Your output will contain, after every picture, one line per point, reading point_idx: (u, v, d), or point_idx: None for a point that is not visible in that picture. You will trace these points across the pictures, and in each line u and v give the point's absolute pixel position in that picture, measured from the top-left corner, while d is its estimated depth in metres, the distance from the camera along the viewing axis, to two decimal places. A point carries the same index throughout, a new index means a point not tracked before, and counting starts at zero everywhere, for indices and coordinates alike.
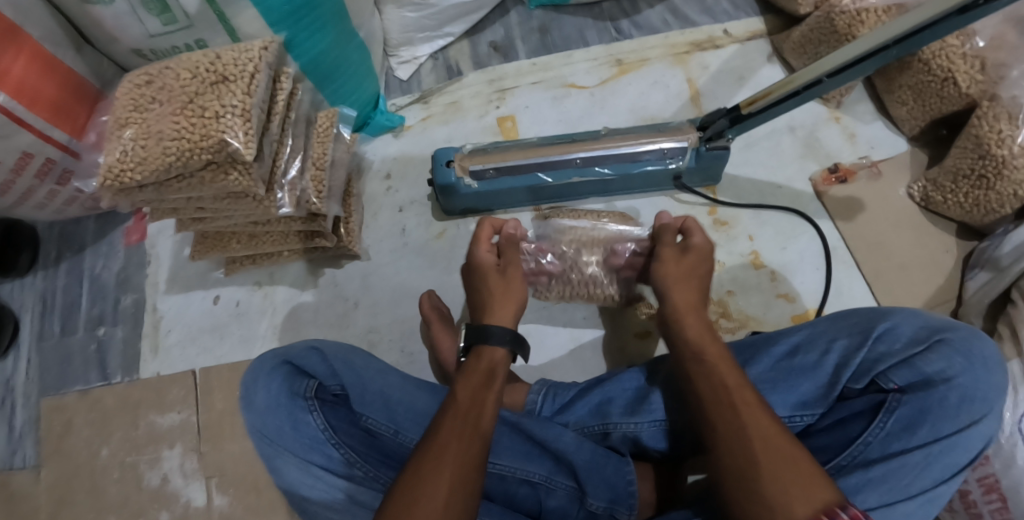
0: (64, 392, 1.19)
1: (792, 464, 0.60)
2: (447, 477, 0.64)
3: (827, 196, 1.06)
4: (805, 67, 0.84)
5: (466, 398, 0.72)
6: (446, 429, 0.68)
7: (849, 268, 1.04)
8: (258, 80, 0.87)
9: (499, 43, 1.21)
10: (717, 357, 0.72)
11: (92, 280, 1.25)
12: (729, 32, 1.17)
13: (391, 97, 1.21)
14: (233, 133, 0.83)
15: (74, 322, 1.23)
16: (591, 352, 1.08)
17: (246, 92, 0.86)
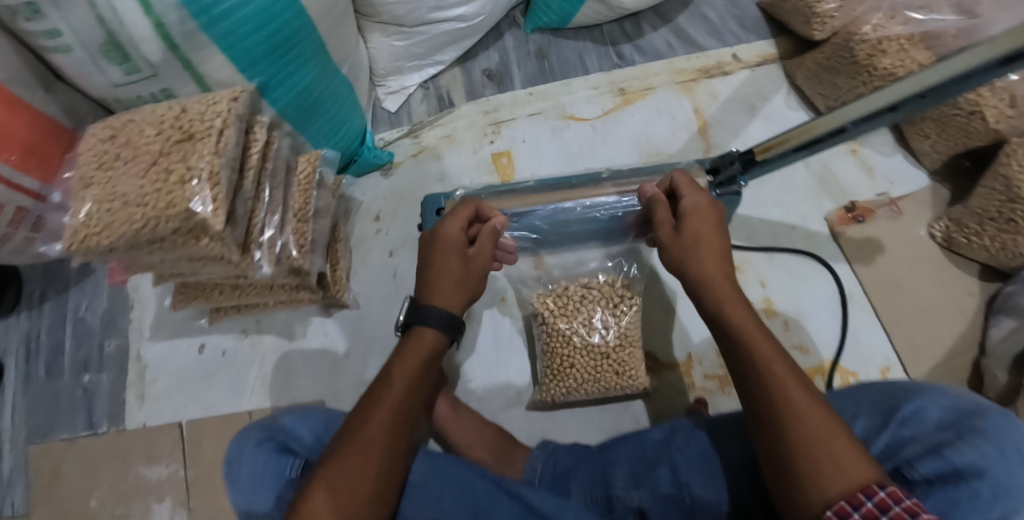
0: (52, 439, 1.15)
1: (832, 460, 0.57)
2: (370, 465, 0.64)
3: (843, 237, 1.00)
4: (828, 112, 0.78)
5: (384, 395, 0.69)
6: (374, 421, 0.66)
7: (866, 314, 0.97)
8: (227, 137, 0.81)
9: (494, 71, 1.14)
10: (749, 327, 0.67)
11: (75, 323, 1.20)
12: (738, 57, 1.10)
13: (380, 130, 1.14)
14: (198, 199, 0.77)
15: (59, 366, 1.18)
16: (594, 408, 0.97)
17: (214, 150, 0.79)
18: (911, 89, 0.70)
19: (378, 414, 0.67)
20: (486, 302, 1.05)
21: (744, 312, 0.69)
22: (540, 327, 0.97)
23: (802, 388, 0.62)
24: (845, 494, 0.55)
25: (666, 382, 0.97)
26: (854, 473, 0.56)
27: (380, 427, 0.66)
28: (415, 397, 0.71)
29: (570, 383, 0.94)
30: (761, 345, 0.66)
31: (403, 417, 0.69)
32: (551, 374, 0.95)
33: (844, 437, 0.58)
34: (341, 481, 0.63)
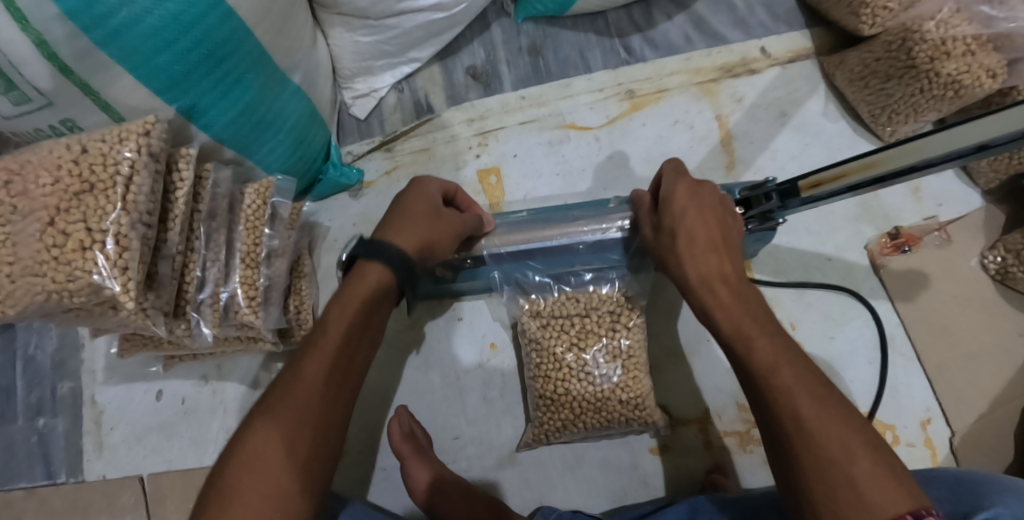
0: (8, 488, 1.00)
1: (855, 479, 0.48)
2: (296, 425, 0.59)
3: (885, 270, 0.87)
4: (898, 142, 0.60)
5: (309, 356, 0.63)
6: (305, 371, 0.61)
7: (907, 360, 0.85)
8: (137, 187, 0.66)
9: (480, 69, 0.98)
10: (736, 325, 0.58)
11: (25, 363, 1.03)
12: (767, 52, 0.94)
13: (347, 141, 0.99)
14: (98, 271, 0.63)
15: (11, 410, 1.02)
16: (597, 470, 0.84)
17: (118, 205, 0.65)
18: (1008, 125, 0.53)
19: (308, 367, 0.62)
20: (472, 347, 0.90)
21: (739, 306, 0.59)
22: (530, 347, 0.83)
23: (812, 394, 0.52)
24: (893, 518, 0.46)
25: (679, 439, 0.84)
26: (883, 492, 0.47)
27: (310, 382, 0.61)
28: (357, 349, 0.66)
29: (566, 415, 0.81)
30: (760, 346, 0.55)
31: (340, 371, 0.63)
32: (543, 404, 0.82)
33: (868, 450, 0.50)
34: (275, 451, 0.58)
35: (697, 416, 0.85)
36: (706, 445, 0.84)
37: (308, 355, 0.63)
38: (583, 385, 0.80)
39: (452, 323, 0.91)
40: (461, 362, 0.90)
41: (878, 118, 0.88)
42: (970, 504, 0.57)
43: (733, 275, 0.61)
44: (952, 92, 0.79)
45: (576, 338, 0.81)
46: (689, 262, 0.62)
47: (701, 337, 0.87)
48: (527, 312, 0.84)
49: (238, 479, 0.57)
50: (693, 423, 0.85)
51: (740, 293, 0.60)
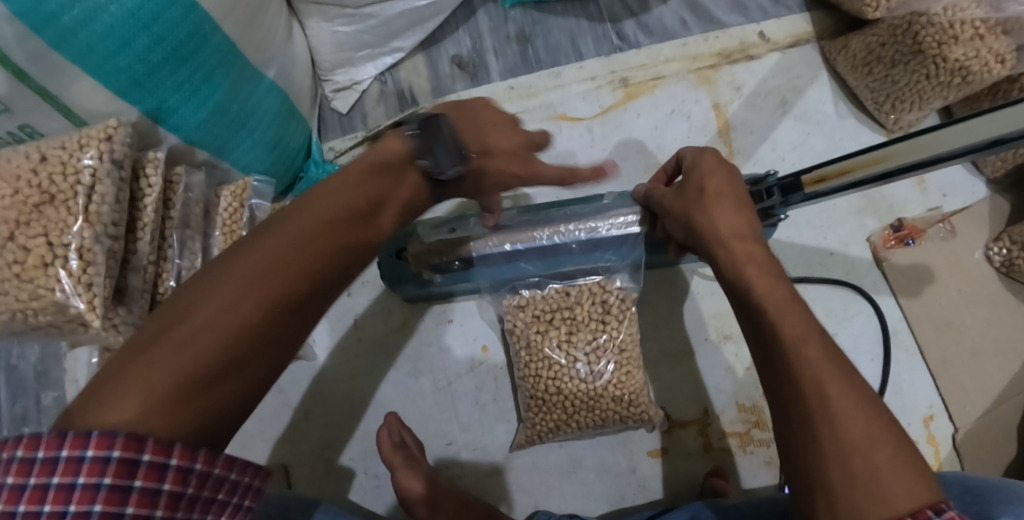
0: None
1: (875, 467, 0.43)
2: (253, 306, 0.45)
3: (888, 263, 0.84)
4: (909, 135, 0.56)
5: (295, 233, 0.48)
6: (280, 248, 0.47)
7: (910, 356, 0.83)
8: (99, 196, 0.62)
9: (466, 58, 0.93)
10: (768, 290, 0.52)
11: (6, 373, 0.99)
12: (766, 36, 0.90)
13: (329, 137, 0.94)
14: (62, 288, 0.60)
15: None
16: (594, 475, 0.82)
17: (81, 218, 0.61)
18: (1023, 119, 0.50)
19: (285, 244, 0.48)
20: (465, 351, 0.87)
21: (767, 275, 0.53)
22: (518, 344, 0.80)
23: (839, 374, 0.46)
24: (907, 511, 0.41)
25: (678, 441, 0.82)
26: (902, 481, 0.42)
27: (283, 261, 0.47)
28: (343, 255, 0.51)
29: (559, 415, 0.77)
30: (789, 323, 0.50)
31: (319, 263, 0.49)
32: (535, 403, 0.78)
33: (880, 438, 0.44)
34: (212, 334, 0.43)
35: (696, 418, 0.82)
36: (705, 447, 0.82)
37: (287, 230, 0.49)
38: (574, 383, 0.77)
39: (443, 326, 0.88)
40: (453, 366, 0.87)
41: (882, 105, 0.85)
42: (978, 514, 0.55)
43: (752, 235, 0.57)
44: (959, 79, 0.76)
45: (565, 335, 0.78)
46: (711, 216, 0.58)
47: (699, 338, 0.85)
48: (507, 308, 0.80)
49: (159, 355, 0.42)
50: (693, 425, 0.82)
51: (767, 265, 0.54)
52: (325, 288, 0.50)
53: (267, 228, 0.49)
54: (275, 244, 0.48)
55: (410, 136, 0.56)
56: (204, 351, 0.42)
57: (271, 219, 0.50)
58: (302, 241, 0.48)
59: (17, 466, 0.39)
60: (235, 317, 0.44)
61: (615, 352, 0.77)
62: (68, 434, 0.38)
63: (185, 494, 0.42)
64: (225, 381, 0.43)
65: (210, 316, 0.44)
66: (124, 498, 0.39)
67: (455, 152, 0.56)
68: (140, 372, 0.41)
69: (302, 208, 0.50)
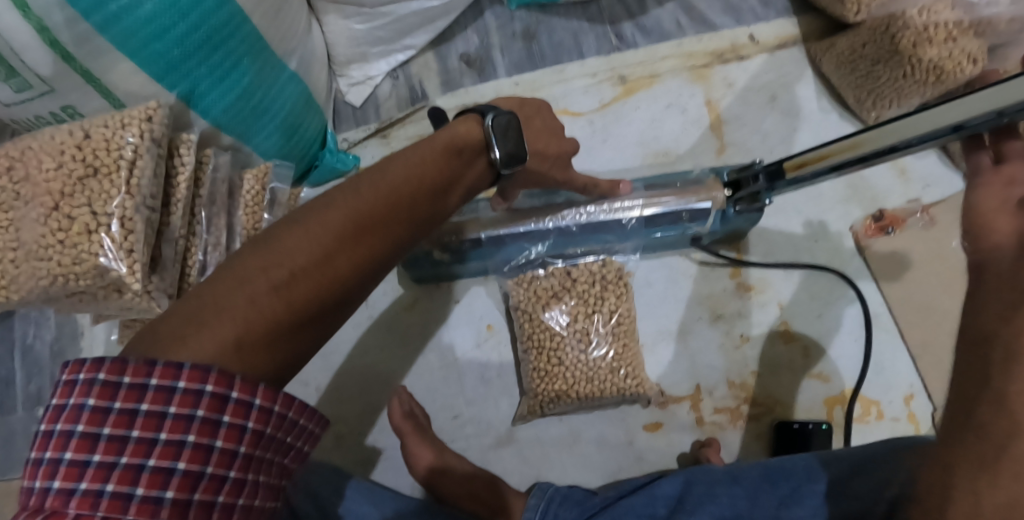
0: (9, 476, 1.00)
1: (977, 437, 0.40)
2: (311, 266, 0.50)
3: (870, 250, 0.89)
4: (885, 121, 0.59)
5: (360, 211, 0.53)
6: (339, 218, 0.53)
7: (891, 337, 0.88)
8: (140, 170, 0.66)
9: (474, 55, 0.99)
10: None
11: (24, 352, 1.03)
12: (757, 38, 0.96)
13: (343, 128, 1.00)
14: (105, 254, 0.64)
15: (11, 400, 1.02)
16: (593, 447, 0.86)
17: (123, 190, 0.65)
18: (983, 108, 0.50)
19: (342, 215, 0.53)
20: (470, 330, 0.91)
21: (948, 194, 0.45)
22: (524, 319, 0.85)
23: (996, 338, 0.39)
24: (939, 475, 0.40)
25: (672, 415, 0.87)
26: None
27: (338, 229, 0.52)
28: (392, 231, 0.55)
29: (559, 386, 0.82)
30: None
31: (371, 233, 0.54)
32: (538, 375, 0.83)
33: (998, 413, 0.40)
34: (281, 295, 0.49)
35: (690, 393, 0.87)
36: (698, 421, 0.87)
37: (346, 202, 0.54)
38: (575, 354, 0.82)
39: (450, 307, 0.92)
40: (458, 344, 0.91)
41: (864, 102, 0.91)
42: None
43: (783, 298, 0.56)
44: (933, 77, 0.81)
45: (565, 309, 0.83)
46: None
47: (693, 318, 0.89)
48: (510, 284, 0.86)
49: (233, 300, 0.48)
50: (686, 400, 0.87)
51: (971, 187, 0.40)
52: (377, 268, 0.55)
53: (337, 200, 0.54)
54: (333, 214, 0.53)
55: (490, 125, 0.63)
56: (272, 310, 0.48)
57: (340, 189, 0.55)
58: (364, 221, 0.53)
59: (100, 389, 0.45)
60: (299, 283, 0.50)
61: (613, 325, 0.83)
62: (158, 364, 0.45)
63: (265, 433, 0.49)
64: (285, 339, 0.49)
65: (280, 276, 0.49)
66: (214, 430, 0.46)
67: (521, 151, 0.64)
68: (216, 312, 0.47)
69: (366, 189, 0.55)
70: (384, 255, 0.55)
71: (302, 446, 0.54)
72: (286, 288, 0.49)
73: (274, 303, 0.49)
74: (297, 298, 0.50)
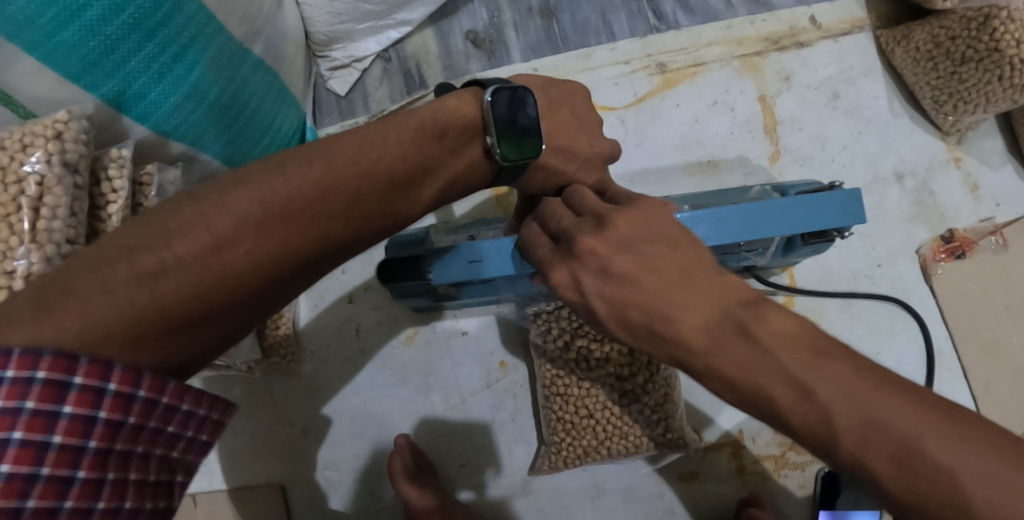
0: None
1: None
2: (200, 249, 0.38)
3: (937, 277, 0.79)
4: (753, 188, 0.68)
5: (279, 195, 0.41)
6: (246, 196, 0.40)
7: (951, 376, 0.78)
8: (49, 208, 0.49)
9: (482, 35, 0.82)
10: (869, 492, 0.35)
11: None
12: (818, 21, 0.81)
13: (325, 121, 0.83)
14: None
15: None
16: (620, 501, 0.76)
17: (26, 238, 0.48)
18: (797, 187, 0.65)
19: (249, 193, 0.40)
20: (479, 369, 0.79)
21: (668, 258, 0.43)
22: (541, 358, 0.71)
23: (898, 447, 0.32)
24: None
25: (708, 463, 0.77)
26: None
27: (242, 208, 0.40)
28: (327, 227, 0.44)
29: (589, 441, 0.69)
30: (823, 388, 0.34)
31: (290, 218, 0.41)
32: (563, 429, 0.70)
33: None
34: (151, 283, 0.36)
35: (731, 440, 0.77)
36: (737, 470, 0.77)
37: (263, 178, 0.41)
38: (604, 408, 0.69)
39: (454, 337, 0.80)
40: (465, 382, 0.79)
41: (943, 105, 0.77)
42: None
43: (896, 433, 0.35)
44: None
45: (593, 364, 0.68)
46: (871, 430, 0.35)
47: None
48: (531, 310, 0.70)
49: (84, 285, 0.34)
50: (726, 446, 0.77)
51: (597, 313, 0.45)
52: (294, 267, 0.42)
53: (251, 178, 0.41)
54: (244, 192, 0.40)
55: (489, 105, 0.50)
56: (133, 304, 0.35)
57: (260, 164, 0.42)
58: (282, 207, 0.41)
59: None
60: (176, 271, 0.37)
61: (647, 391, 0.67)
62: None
63: (127, 424, 0.36)
64: (151, 345, 0.36)
65: (152, 260, 0.36)
66: (51, 425, 0.34)
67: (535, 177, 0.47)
68: (56, 298, 0.33)
69: (296, 165, 0.43)
70: (307, 252, 0.43)
71: (198, 437, 0.42)
72: (162, 272, 0.36)
73: (139, 293, 0.35)
74: (174, 291, 0.36)
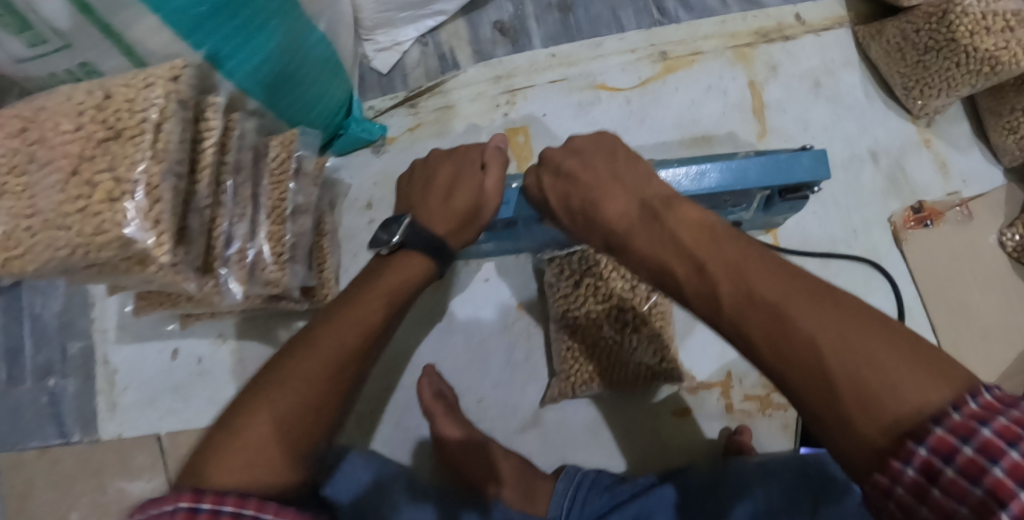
0: (22, 447, 1.01)
1: (916, 408, 0.38)
2: (318, 362, 0.55)
3: (907, 243, 0.88)
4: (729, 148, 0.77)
5: (351, 337, 0.58)
6: (330, 327, 0.58)
7: (921, 332, 0.87)
8: (166, 135, 0.60)
9: (507, 25, 0.95)
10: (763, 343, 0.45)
11: (32, 321, 1.03)
12: (802, 19, 0.93)
13: (368, 97, 0.95)
14: (130, 223, 0.58)
15: (20, 371, 1.02)
16: (620, 434, 0.85)
17: (148, 154, 0.59)
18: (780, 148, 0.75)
19: (339, 334, 0.58)
20: (498, 313, 0.89)
21: (604, 163, 0.64)
22: (556, 297, 0.82)
23: (767, 309, 0.45)
24: (869, 482, 0.40)
25: (699, 402, 0.86)
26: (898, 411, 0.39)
27: (348, 346, 0.57)
28: (392, 303, 0.63)
29: (594, 366, 0.81)
30: (714, 267, 0.49)
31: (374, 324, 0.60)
32: (571, 356, 0.82)
33: (902, 350, 0.40)
34: (300, 393, 0.53)
35: (720, 381, 0.86)
36: (726, 409, 0.86)
37: (338, 318, 0.59)
38: (608, 340, 0.80)
39: (474, 284, 0.90)
40: (484, 325, 0.89)
41: (911, 91, 0.88)
42: None
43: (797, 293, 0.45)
44: (988, 68, 0.78)
45: (601, 301, 0.80)
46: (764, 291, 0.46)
47: None
48: (549, 256, 0.83)
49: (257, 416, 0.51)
50: (716, 387, 0.86)
51: (554, 206, 0.66)
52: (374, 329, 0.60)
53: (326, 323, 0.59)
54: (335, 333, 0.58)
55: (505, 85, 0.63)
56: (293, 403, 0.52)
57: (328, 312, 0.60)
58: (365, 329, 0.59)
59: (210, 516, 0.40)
60: (308, 370, 0.55)
61: (642, 326, 0.80)
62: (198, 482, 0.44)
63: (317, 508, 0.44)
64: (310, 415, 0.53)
65: (298, 381, 0.54)
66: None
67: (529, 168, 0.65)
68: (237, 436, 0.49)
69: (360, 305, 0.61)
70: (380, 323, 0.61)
71: None
72: (302, 377, 0.54)
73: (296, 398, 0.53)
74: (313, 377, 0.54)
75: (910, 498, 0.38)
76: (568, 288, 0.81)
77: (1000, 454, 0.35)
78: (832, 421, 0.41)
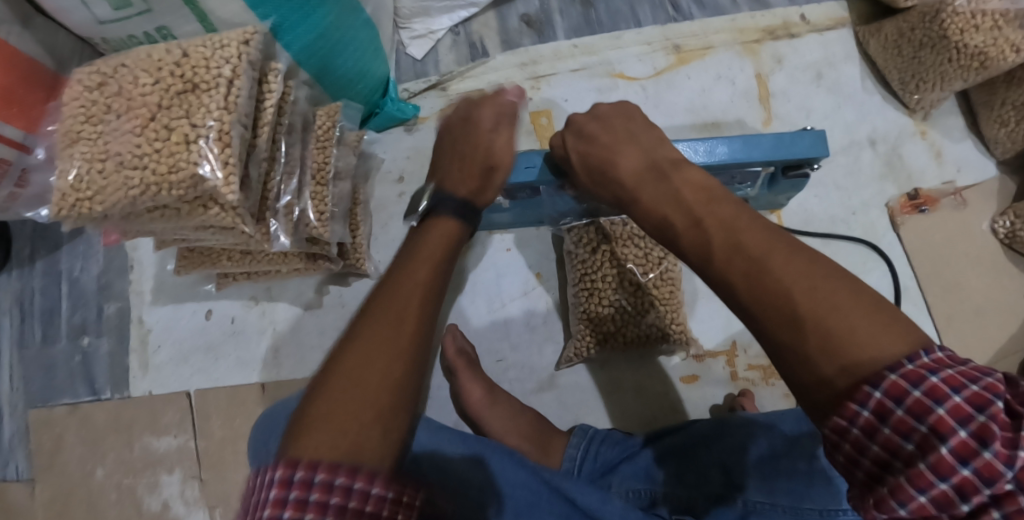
0: (54, 403, 1.06)
1: (872, 357, 0.43)
2: (388, 317, 0.59)
3: (904, 226, 0.94)
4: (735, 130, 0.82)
5: (411, 293, 0.62)
6: (394, 288, 0.63)
7: (917, 309, 0.92)
8: (237, 89, 0.68)
9: (534, 17, 1.03)
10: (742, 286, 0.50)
11: (71, 284, 1.09)
12: (807, 18, 1.00)
13: (403, 80, 1.03)
14: (206, 163, 0.66)
15: (57, 330, 1.08)
16: (631, 397, 0.90)
17: (221, 106, 0.67)
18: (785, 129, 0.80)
19: (404, 291, 0.62)
20: (519, 280, 0.95)
21: (616, 128, 0.71)
22: (574, 264, 0.88)
23: (749, 259, 0.50)
24: (829, 426, 0.44)
25: (705, 369, 0.91)
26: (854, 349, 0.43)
27: (414, 305, 0.61)
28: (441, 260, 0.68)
29: (610, 328, 0.86)
30: (708, 222, 0.55)
31: (433, 286, 0.65)
32: (586, 322, 0.87)
33: (867, 304, 0.45)
34: (385, 348, 0.56)
35: (726, 349, 0.91)
36: (731, 377, 0.91)
37: (396, 282, 0.64)
38: (619, 309, 0.86)
39: (496, 254, 0.96)
40: (505, 291, 0.95)
41: (908, 85, 0.94)
42: None
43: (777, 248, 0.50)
44: (977, 63, 0.85)
45: (614, 272, 0.86)
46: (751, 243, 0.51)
47: None
48: (570, 226, 0.90)
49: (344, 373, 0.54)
50: (721, 355, 0.91)
51: (574, 164, 0.71)
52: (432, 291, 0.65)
53: (384, 286, 0.63)
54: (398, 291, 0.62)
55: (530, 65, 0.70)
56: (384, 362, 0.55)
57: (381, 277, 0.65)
58: (425, 290, 0.64)
59: None
60: (388, 329, 0.57)
61: (649, 296, 0.86)
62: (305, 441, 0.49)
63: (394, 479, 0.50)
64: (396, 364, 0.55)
65: (384, 333, 0.57)
66: None
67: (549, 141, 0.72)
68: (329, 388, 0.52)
69: (415, 268, 0.65)
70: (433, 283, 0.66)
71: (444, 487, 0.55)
72: (378, 332, 0.57)
73: (376, 349, 0.56)
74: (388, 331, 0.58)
75: (863, 438, 0.42)
76: (581, 254, 0.88)
77: (944, 397, 0.39)
78: (797, 358, 0.46)
